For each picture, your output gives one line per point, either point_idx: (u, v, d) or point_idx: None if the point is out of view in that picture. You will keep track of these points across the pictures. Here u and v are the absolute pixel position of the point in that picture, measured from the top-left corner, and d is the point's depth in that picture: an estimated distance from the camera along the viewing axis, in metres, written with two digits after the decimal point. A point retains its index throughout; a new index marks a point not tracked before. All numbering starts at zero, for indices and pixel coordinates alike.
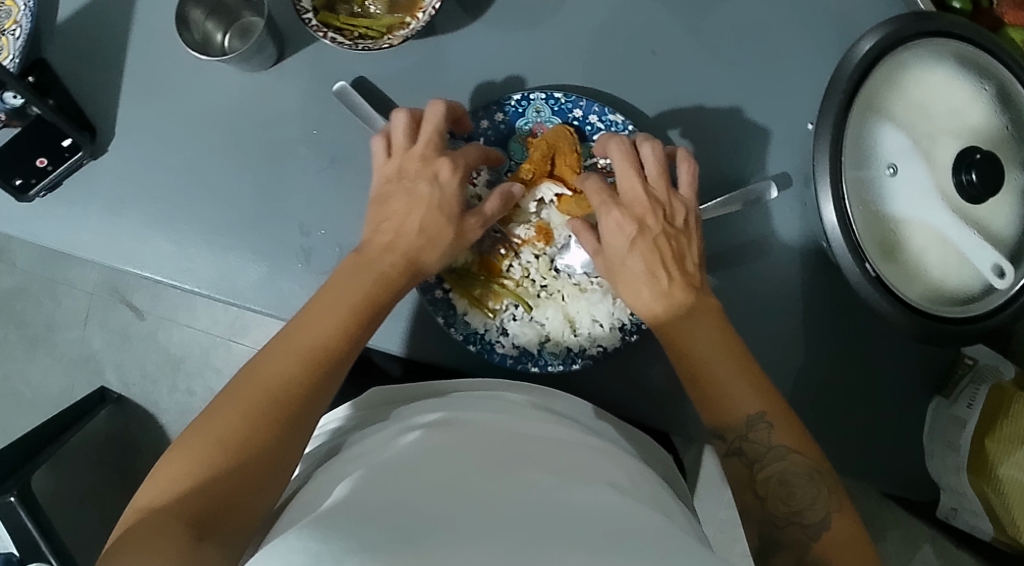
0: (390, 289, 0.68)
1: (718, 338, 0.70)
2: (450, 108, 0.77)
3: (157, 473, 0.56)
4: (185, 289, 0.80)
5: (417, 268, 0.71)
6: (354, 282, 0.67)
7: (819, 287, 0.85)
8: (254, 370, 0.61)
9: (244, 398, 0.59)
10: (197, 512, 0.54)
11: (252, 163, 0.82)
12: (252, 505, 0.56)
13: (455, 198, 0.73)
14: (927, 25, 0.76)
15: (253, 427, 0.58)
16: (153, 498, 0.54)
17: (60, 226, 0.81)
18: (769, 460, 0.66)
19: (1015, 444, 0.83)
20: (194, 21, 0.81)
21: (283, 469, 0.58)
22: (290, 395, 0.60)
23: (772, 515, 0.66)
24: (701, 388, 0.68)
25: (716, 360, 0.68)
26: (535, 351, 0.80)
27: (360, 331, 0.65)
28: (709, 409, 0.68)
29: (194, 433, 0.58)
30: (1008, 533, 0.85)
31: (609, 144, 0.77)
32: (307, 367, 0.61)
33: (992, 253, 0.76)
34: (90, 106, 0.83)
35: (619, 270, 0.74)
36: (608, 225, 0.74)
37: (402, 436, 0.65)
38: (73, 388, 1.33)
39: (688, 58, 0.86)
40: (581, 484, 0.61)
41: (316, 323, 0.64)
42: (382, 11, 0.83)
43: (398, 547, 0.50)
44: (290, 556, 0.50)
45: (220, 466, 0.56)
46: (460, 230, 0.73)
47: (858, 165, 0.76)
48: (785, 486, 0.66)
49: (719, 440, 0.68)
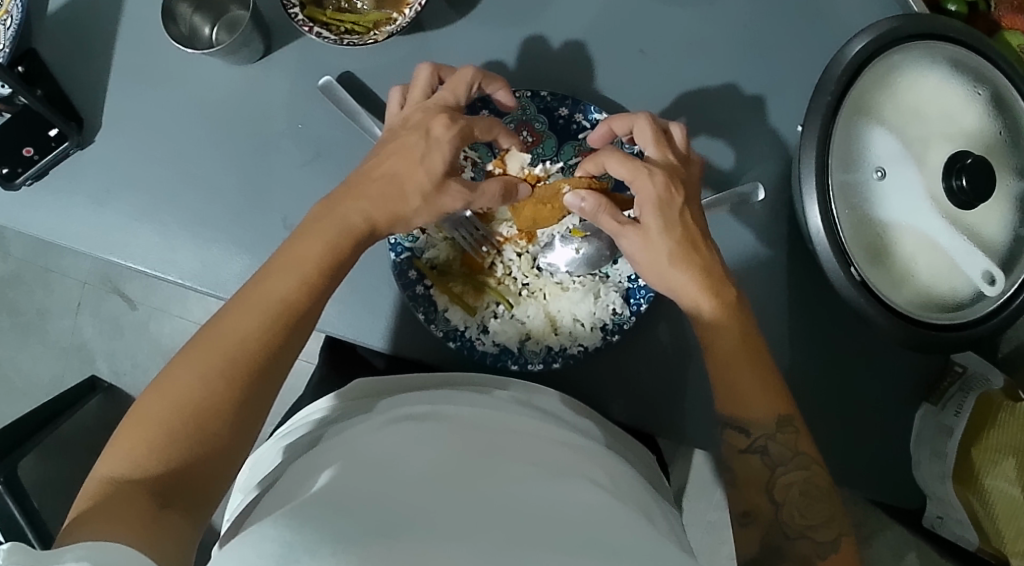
0: (355, 244, 0.67)
1: (723, 325, 0.68)
2: (480, 80, 0.75)
3: (117, 438, 0.56)
4: (169, 280, 0.81)
5: (391, 220, 0.69)
6: (320, 235, 0.66)
7: (805, 291, 0.85)
8: (216, 328, 0.61)
9: (205, 357, 0.59)
10: (161, 480, 0.54)
11: (238, 155, 0.82)
12: (215, 470, 0.57)
13: (441, 156, 0.70)
14: (921, 28, 0.75)
15: (213, 390, 0.58)
16: (114, 464, 0.54)
17: (46, 216, 0.82)
18: (791, 467, 0.66)
19: (1002, 453, 0.82)
20: (181, 14, 0.82)
21: (245, 433, 0.59)
22: (250, 357, 0.60)
23: (782, 521, 0.65)
24: (720, 384, 0.68)
25: (727, 352, 0.67)
26: (516, 349, 0.79)
27: (323, 289, 0.65)
28: (730, 401, 0.68)
29: (153, 394, 0.57)
30: (993, 544, 0.83)
31: (639, 120, 0.73)
32: (267, 326, 0.61)
33: (983, 260, 0.75)
34: (79, 97, 0.84)
35: (665, 242, 0.69)
36: (656, 188, 0.69)
37: (383, 427, 0.65)
38: (63, 377, 1.34)
39: (676, 57, 0.85)
40: (559, 481, 0.61)
41: (276, 279, 0.63)
42: (369, 6, 0.83)
43: (371, 540, 0.49)
44: (263, 545, 0.49)
45: (183, 431, 0.56)
46: (439, 193, 0.71)
47: (845, 167, 0.75)
48: (804, 496, 0.66)
49: (744, 436, 0.68)
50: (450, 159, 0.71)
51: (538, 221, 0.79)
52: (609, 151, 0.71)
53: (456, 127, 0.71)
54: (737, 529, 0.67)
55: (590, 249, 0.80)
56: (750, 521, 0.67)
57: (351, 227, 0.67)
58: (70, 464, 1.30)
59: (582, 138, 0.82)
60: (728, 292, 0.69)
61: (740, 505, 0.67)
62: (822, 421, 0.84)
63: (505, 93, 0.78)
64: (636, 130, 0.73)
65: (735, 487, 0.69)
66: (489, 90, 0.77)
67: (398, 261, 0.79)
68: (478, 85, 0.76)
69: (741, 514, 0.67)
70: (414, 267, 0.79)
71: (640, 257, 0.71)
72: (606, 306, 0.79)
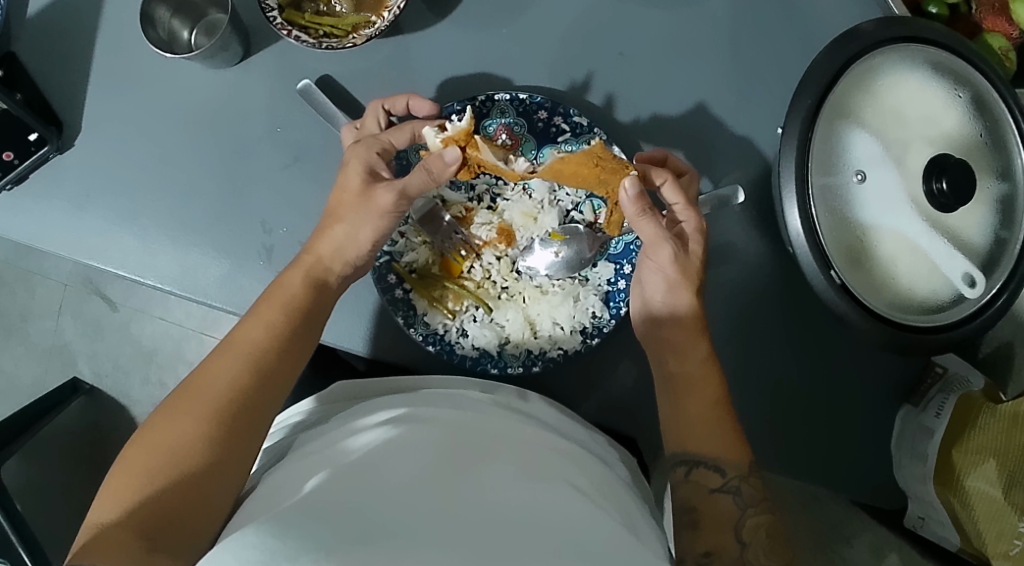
0: (319, 291, 0.72)
1: (701, 381, 0.73)
2: (383, 107, 0.79)
3: (105, 489, 0.59)
4: (147, 284, 0.81)
5: (336, 251, 0.73)
6: (289, 285, 0.71)
7: (783, 293, 0.85)
8: (193, 379, 0.65)
9: (181, 404, 0.63)
10: (145, 521, 0.57)
11: (217, 159, 0.82)
12: (199, 507, 0.59)
13: (356, 168, 0.74)
14: (899, 30, 0.75)
15: (190, 433, 0.61)
16: (102, 513, 0.57)
17: (26, 220, 0.82)
18: (757, 510, 0.68)
19: (983, 454, 0.76)
20: (160, 18, 0.82)
21: (226, 472, 0.61)
22: (224, 399, 0.63)
23: (746, 560, 0.65)
24: (678, 425, 0.72)
25: (689, 405, 0.72)
26: (495, 353, 0.79)
27: (293, 331, 0.69)
28: (674, 436, 0.72)
29: (135, 445, 0.61)
30: (974, 546, 0.77)
31: (691, 173, 0.79)
32: (238, 370, 0.65)
33: (962, 262, 0.75)
34: (59, 100, 0.83)
35: (697, 270, 0.75)
36: (699, 218, 0.76)
37: (363, 430, 0.65)
38: (46, 378, 1.34)
39: (657, 60, 0.85)
40: (542, 484, 0.61)
41: (246, 328, 0.68)
42: (348, 10, 0.83)
43: (357, 548, 0.50)
44: (243, 552, 0.51)
45: (162, 473, 0.59)
46: (370, 196, 0.72)
47: (826, 171, 0.75)
48: (769, 539, 0.67)
49: (717, 475, 0.69)
50: (367, 170, 0.74)
51: (579, 179, 0.76)
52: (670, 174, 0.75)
53: (360, 143, 0.76)
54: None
55: (569, 252, 0.81)
56: (710, 561, 0.65)
57: (308, 263, 0.72)
58: (54, 466, 1.30)
59: (561, 141, 0.82)
60: (703, 349, 0.74)
61: (698, 546, 0.66)
62: (801, 424, 0.84)
63: (418, 100, 0.78)
64: (688, 177, 0.78)
65: (696, 528, 0.67)
66: (402, 107, 0.79)
67: (378, 265, 0.79)
68: (386, 112, 0.79)
69: (701, 555, 0.66)
70: (393, 271, 0.79)
71: (672, 267, 0.74)
72: (585, 310, 0.80)
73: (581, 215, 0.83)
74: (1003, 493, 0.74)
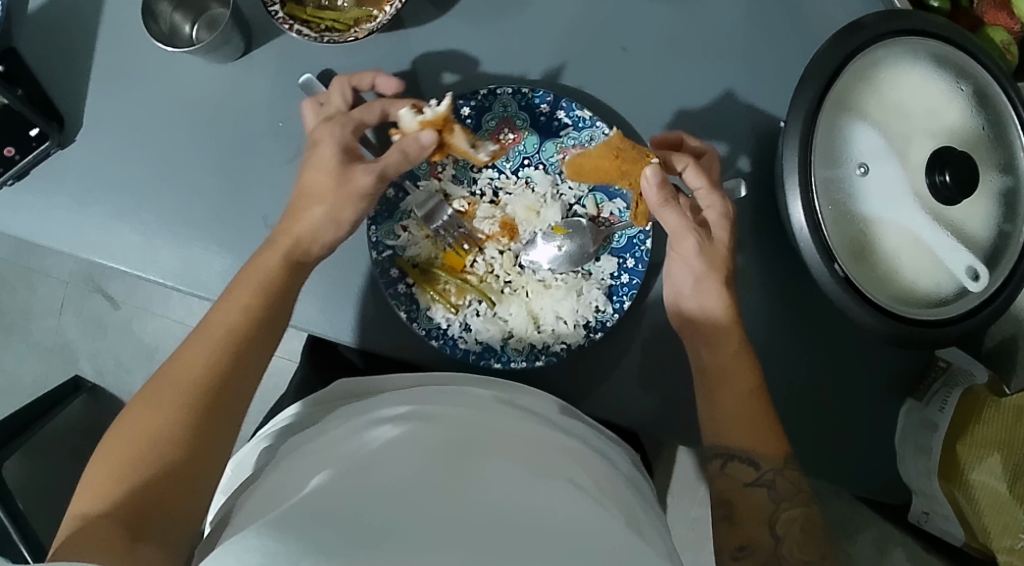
0: (295, 272, 0.72)
1: (733, 374, 0.76)
2: (349, 83, 0.78)
3: (86, 480, 0.59)
4: (150, 280, 0.80)
5: (315, 237, 0.73)
6: (263, 266, 0.71)
7: (784, 287, 0.85)
8: (171, 366, 0.65)
9: (160, 392, 0.63)
10: (129, 510, 0.57)
11: (219, 153, 0.82)
12: (181, 495, 0.59)
13: (332, 151, 0.74)
14: (901, 23, 0.74)
15: (168, 422, 0.61)
16: (85, 504, 0.58)
17: (27, 216, 0.81)
18: (791, 504, 0.72)
19: (988, 449, 0.78)
20: (162, 13, 0.82)
21: (206, 459, 0.61)
22: (201, 384, 0.63)
23: (781, 553, 0.68)
24: (713, 417, 0.76)
25: (723, 396, 0.76)
26: (498, 347, 0.79)
27: (269, 314, 0.69)
28: (711, 429, 0.76)
29: (115, 435, 0.61)
30: (979, 540, 0.78)
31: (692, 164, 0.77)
32: (212, 354, 0.65)
33: (966, 256, 0.74)
34: (60, 96, 0.83)
35: (723, 256, 0.78)
36: (724, 203, 0.78)
37: (367, 430, 0.65)
38: (48, 377, 1.34)
39: (659, 53, 0.85)
40: (545, 483, 0.60)
41: (221, 312, 0.68)
42: (349, 4, 0.83)
43: (358, 552, 0.49)
44: (245, 554, 0.50)
45: (142, 463, 0.59)
46: (348, 179, 0.73)
47: (828, 164, 0.75)
48: (804, 534, 0.70)
49: (752, 469, 0.74)
50: (342, 151, 0.74)
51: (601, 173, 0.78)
52: (690, 158, 0.77)
53: (331, 122, 0.76)
54: (733, 561, 0.71)
55: (572, 246, 0.81)
56: (747, 553, 0.70)
57: (285, 246, 0.72)
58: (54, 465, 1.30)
59: (564, 135, 0.82)
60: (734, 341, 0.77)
61: (735, 539, 0.71)
62: (805, 419, 0.84)
63: (383, 78, 0.79)
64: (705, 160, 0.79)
65: (733, 522, 0.72)
66: (367, 85, 0.79)
67: (380, 259, 0.79)
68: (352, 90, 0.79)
69: (738, 547, 0.71)
70: (396, 265, 0.79)
71: (698, 258, 0.77)
72: (588, 304, 0.80)
73: (583, 209, 0.83)
74: (1009, 486, 0.76)
